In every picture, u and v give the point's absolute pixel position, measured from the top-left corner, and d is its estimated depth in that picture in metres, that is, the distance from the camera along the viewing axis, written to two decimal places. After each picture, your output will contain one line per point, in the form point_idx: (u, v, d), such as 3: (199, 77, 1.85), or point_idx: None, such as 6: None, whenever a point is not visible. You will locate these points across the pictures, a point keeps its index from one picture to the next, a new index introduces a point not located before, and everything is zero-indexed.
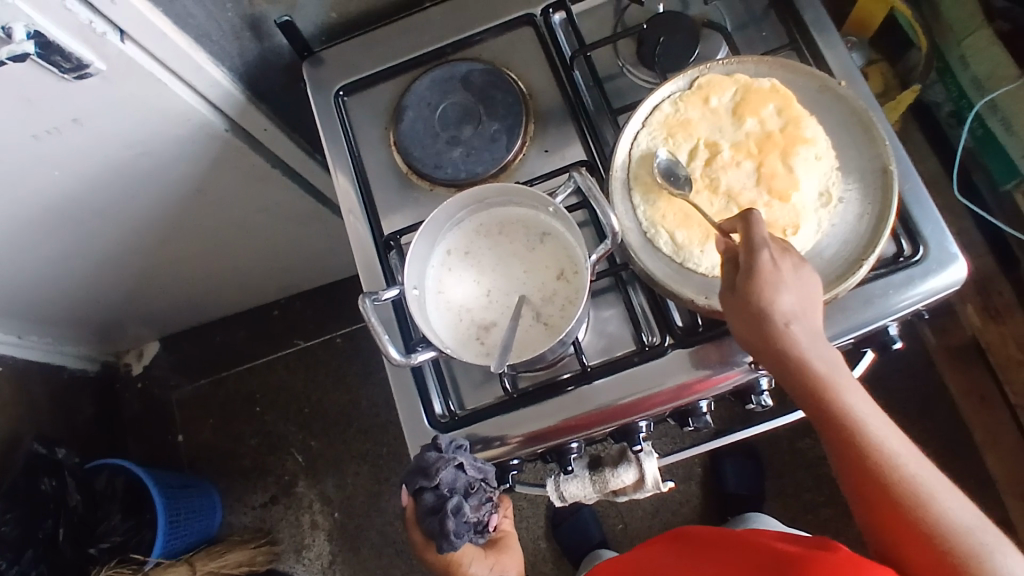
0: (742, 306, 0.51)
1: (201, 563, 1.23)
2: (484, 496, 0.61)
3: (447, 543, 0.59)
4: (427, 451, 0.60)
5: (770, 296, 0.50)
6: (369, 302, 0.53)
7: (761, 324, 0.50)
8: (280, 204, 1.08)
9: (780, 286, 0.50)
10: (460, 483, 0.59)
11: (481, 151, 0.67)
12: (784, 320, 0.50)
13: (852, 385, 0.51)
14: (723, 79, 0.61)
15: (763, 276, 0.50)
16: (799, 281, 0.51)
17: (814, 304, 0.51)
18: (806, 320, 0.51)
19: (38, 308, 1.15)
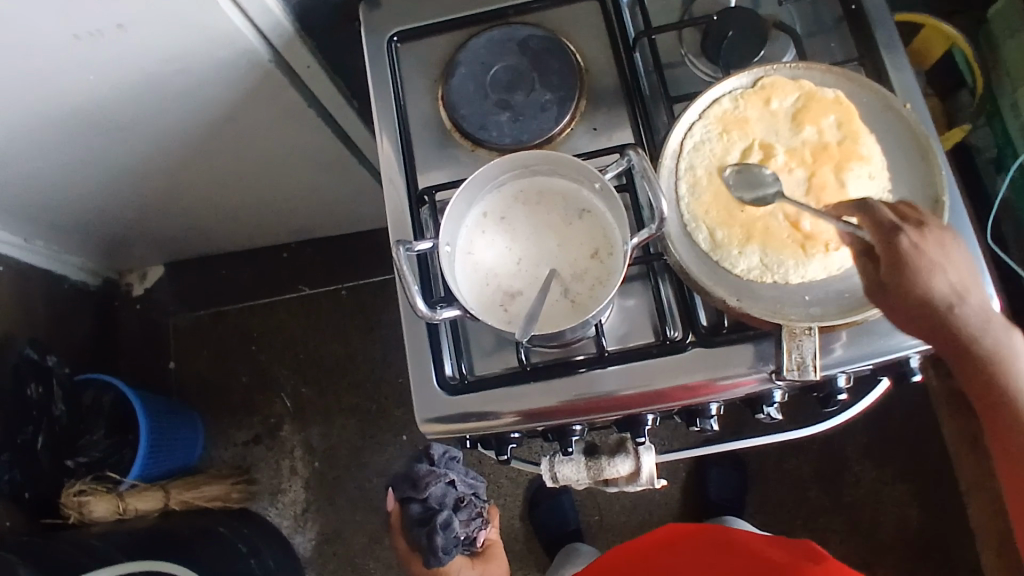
0: (895, 300, 0.48)
1: (175, 492, 1.22)
2: (468, 511, 1.01)
3: (436, 555, 0.97)
4: (422, 464, 0.98)
5: (925, 285, 0.47)
6: (402, 251, 0.52)
7: (922, 315, 0.47)
8: (309, 146, 1.07)
9: (933, 271, 0.47)
10: (446, 488, 0.98)
11: (529, 119, 0.66)
12: (948, 305, 0.47)
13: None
14: (787, 82, 0.59)
15: (916, 265, 0.47)
16: (953, 262, 0.48)
17: (971, 280, 0.48)
18: (975, 300, 0.48)
19: (49, 213, 1.14)
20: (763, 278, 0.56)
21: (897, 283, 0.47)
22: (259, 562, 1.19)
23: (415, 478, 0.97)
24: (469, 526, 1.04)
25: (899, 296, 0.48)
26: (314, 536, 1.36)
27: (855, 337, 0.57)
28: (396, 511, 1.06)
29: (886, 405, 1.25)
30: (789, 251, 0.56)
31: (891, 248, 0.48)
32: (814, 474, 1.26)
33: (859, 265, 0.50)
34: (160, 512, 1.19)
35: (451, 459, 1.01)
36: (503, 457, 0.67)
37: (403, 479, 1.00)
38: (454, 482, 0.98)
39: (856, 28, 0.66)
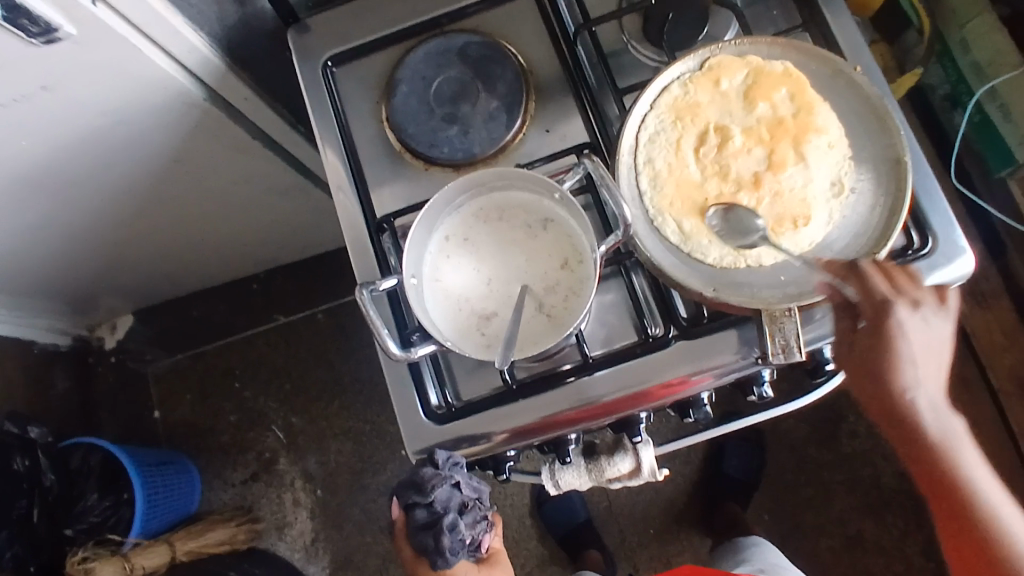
0: (869, 360, 0.54)
1: (180, 542, 1.20)
2: (480, 515, 0.61)
3: (441, 560, 0.59)
4: (422, 467, 0.59)
5: (898, 354, 0.53)
6: (365, 293, 0.50)
7: (883, 380, 0.54)
8: (263, 176, 1.04)
9: (904, 351, 0.53)
10: (454, 490, 0.59)
11: (479, 129, 0.64)
12: (906, 387, 0.54)
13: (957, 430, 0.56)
14: (734, 60, 0.58)
15: (894, 341, 0.52)
16: (926, 342, 0.54)
17: (930, 353, 0.54)
18: (927, 384, 0.55)
19: (5, 281, 1.10)
20: (737, 264, 0.55)
21: (879, 344, 0.53)
22: None
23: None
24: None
25: (879, 361, 0.53)
26: (327, 564, 1.35)
27: None
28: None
29: None
30: (758, 234, 0.55)
31: (879, 316, 0.52)
32: (810, 431, 1.27)
33: (836, 323, 0.55)
34: (168, 565, 1.17)
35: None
36: (502, 476, 0.66)
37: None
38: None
39: None
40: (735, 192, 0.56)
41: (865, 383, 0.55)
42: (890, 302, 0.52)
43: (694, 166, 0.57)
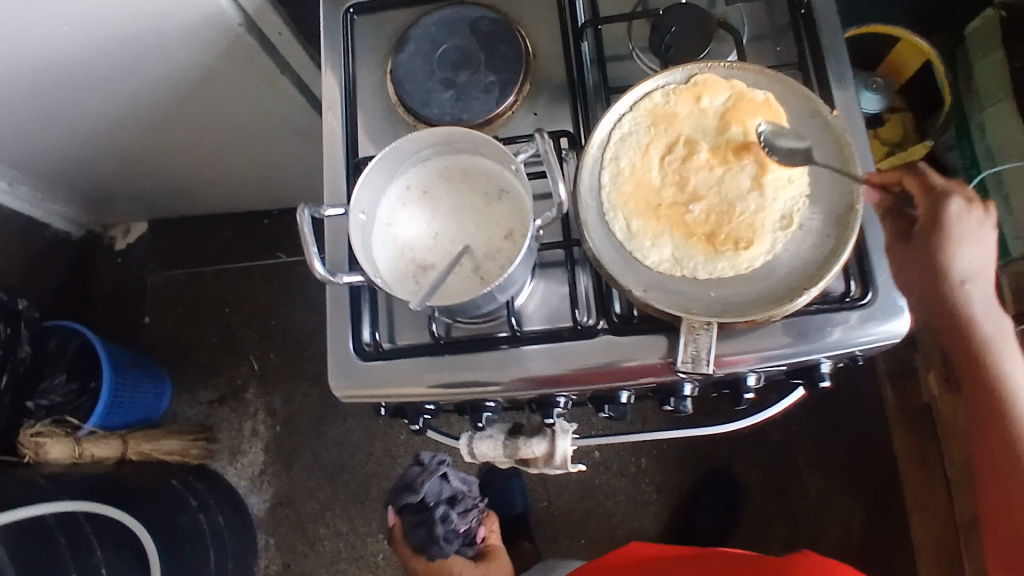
0: (922, 252, 0.59)
1: (133, 442, 1.24)
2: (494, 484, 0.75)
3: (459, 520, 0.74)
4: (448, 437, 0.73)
5: (950, 245, 0.59)
6: (306, 212, 0.52)
7: (941, 273, 0.59)
8: (286, 113, 1.08)
9: (958, 242, 0.59)
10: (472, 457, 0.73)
11: (471, 99, 0.66)
12: (960, 278, 0.59)
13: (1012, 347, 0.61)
14: (720, 80, 0.59)
15: (951, 229, 0.59)
16: (980, 240, 0.59)
17: (985, 259, 0.60)
18: (982, 277, 0.60)
19: (31, 162, 1.16)
20: (673, 272, 0.57)
21: (936, 227, 0.59)
22: (208, 518, 1.22)
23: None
24: (469, 517, 1.20)
25: (933, 248, 0.59)
26: (268, 498, 1.39)
27: (755, 338, 0.59)
28: (396, 525, 1.20)
29: (838, 418, 1.28)
30: (699, 248, 0.57)
31: (932, 209, 0.59)
32: (761, 480, 1.29)
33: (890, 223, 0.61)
34: (117, 460, 1.21)
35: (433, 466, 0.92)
36: (416, 427, 0.68)
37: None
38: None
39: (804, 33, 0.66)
40: (688, 203, 0.57)
41: (908, 279, 0.59)
42: (945, 195, 0.59)
43: (657, 172, 0.59)
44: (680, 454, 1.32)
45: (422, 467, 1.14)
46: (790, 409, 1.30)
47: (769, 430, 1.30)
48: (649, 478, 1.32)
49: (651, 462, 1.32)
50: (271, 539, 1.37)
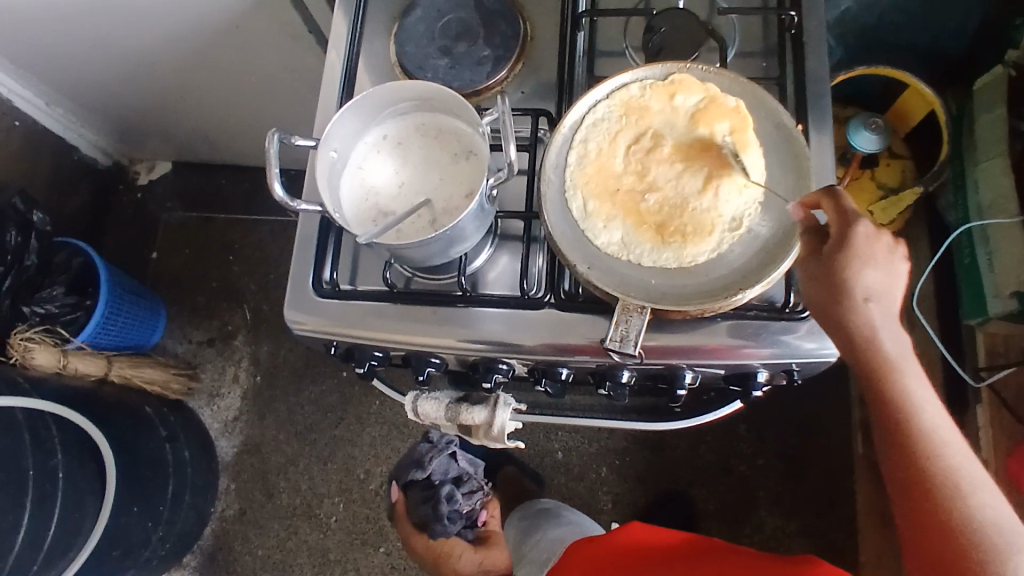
0: (828, 275, 0.53)
1: (117, 364, 1.29)
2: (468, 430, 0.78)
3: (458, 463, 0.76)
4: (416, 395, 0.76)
5: (857, 268, 0.52)
6: (275, 137, 0.55)
7: (840, 294, 0.53)
8: (310, 73, 1.12)
9: (866, 263, 0.52)
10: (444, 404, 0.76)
11: (464, 68, 0.70)
12: (864, 295, 0.52)
13: (924, 383, 0.52)
14: (696, 82, 0.62)
15: (857, 251, 0.52)
16: (888, 266, 0.53)
17: (895, 284, 0.53)
18: (886, 300, 0.53)
19: (66, 86, 1.22)
20: (619, 256, 0.59)
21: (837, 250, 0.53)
22: (174, 450, 1.25)
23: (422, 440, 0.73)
24: (473, 499, 1.26)
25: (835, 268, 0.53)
26: (237, 444, 1.42)
27: (695, 335, 0.61)
28: (399, 501, 1.25)
29: (803, 458, 1.28)
30: (647, 237, 0.58)
31: (842, 231, 0.53)
32: (719, 507, 1.29)
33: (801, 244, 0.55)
34: (98, 378, 1.25)
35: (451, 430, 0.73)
36: (361, 371, 0.70)
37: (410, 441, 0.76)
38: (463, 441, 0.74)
39: (791, 54, 0.68)
40: (644, 192, 0.59)
41: (815, 291, 0.54)
42: (855, 215, 0.52)
43: (620, 159, 0.61)
44: (641, 468, 1.32)
45: (431, 444, 1.23)
46: (757, 442, 1.30)
47: (733, 459, 1.30)
48: (607, 486, 1.33)
49: (611, 471, 1.33)
50: (232, 484, 1.41)
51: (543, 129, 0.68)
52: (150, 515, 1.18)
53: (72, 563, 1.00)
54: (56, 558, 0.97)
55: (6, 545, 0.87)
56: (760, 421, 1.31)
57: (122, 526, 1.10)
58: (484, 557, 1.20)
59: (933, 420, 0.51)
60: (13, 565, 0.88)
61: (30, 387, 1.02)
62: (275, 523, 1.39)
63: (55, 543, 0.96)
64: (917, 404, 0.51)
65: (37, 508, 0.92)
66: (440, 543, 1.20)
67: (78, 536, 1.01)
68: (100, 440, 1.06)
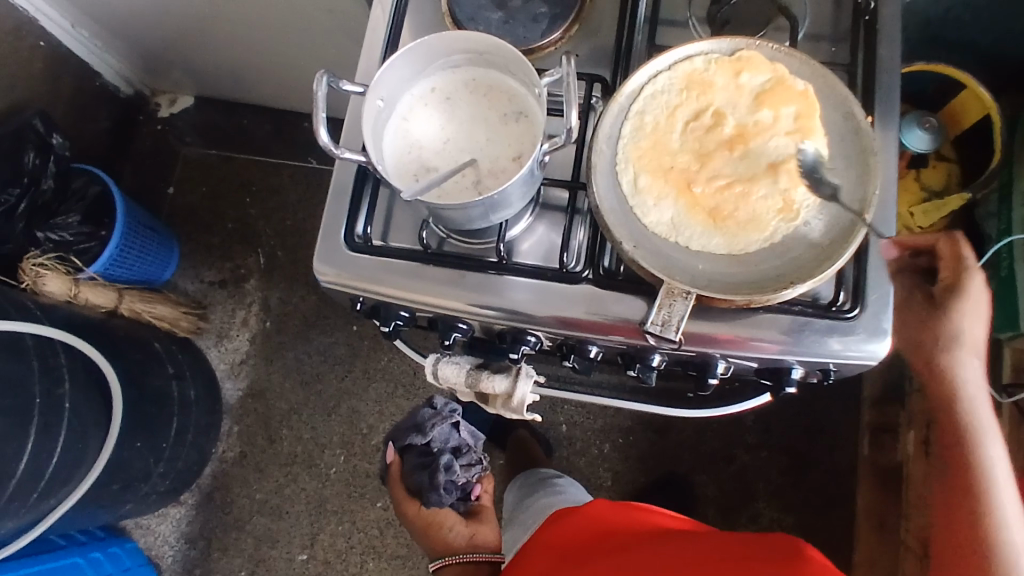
0: (926, 312, 0.68)
1: (128, 298, 1.27)
2: (469, 459, 1.15)
3: (435, 494, 1.11)
4: (426, 408, 1.15)
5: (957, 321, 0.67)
6: (324, 80, 0.53)
7: (933, 342, 0.68)
8: (346, 16, 1.08)
9: (968, 317, 0.66)
10: (449, 432, 1.14)
11: (517, 25, 0.66)
12: (956, 344, 0.67)
13: (999, 450, 0.67)
14: (765, 61, 0.59)
15: (961, 304, 0.66)
16: (980, 315, 0.67)
17: (979, 340, 0.68)
18: (971, 347, 0.68)
19: (93, 6, 1.17)
20: (667, 236, 0.57)
21: (941, 338, 0.67)
22: (179, 388, 1.25)
23: (421, 422, 1.14)
24: (471, 473, 1.16)
25: (935, 353, 0.68)
26: (242, 387, 1.42)
27: (735, 326, 0.59)
28: (395, 463, 1.17)
29: (808, 454, 1.27)
30: (699, 219, 0.56)
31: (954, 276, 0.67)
32: (718, 494, 1.29)
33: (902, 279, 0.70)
34: (108, 310, 1.24)
35: (450, 409, 1.14)
36: (385, 329, 0.69)
37: (405, 428, 1.17)
38: (456, 425, 1.14)
39: (863, 40, 0.65)
40: (699, 173, 0.57)
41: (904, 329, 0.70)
42: (969, 268, 0.66)
43: (678, 136, 0.58)
44: (644, 450, 1.32)
45: (434, 409, 1.14)
46: (763, 434, 1.29)
47: (737, 450, 1.30)
48: (607, 463, 1.32)
49: (614, 449, 1.33)
50: (235, 427, 1.41)
51: (596, 96, 0.66)
52: (152, 451, 1.18)
53: (74, 491, 1.00)
54: (59, 484, 0.97)
55: (10, 469, 0.86)
56: (769, 413, 1.30)
57: (124, 459, 1.10)
58: (475, 531, 1.13)
59: (1002, 479, 0.66)
60: (15, 489, 0.88)
61: (41, 313, 1.00)
62: (274, 468, 1.39)
63: (58, 471, 0.96)
64: (992, 464, 0.66)
65: (42, 434, 0.91)
66: (431, 512, 1.12)
67: (81, 465, 1.01)
68: (108, 372, 1.05)
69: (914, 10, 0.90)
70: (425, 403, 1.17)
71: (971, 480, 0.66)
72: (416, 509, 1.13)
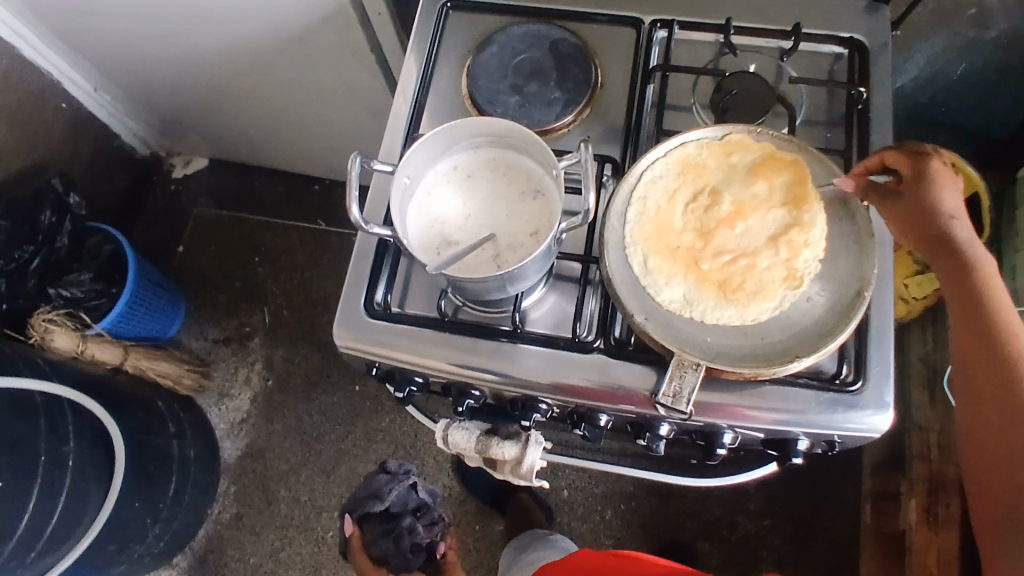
0: (911, 202, 0.59)
1: (133, 355, 1.29)
2: (428, 518, 1.21)
3: (403, 557, 1.15)
4: (379, 476, 1.22)
5: (939, 189, 0.58)
6: (357, 160, 0.56)
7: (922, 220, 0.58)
8: (362, 90, 1.13)
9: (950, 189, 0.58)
10: (406, 493, 1.21)
11: (533, 108, 0.71)
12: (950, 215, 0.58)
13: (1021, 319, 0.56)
14: (751, 141, 0.63)
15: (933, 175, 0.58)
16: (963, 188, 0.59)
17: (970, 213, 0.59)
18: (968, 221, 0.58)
19: (118, 74, 1.23)
20: (681, 312, 0.59)
21: (925, 212, 0.58)
22: (180, 447, 1.24)
23: (377, 489, 1.19)
24: (433, 532, 1.21)
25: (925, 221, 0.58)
26: (241, 447, 1.41)
27: (742, 397, 0.61)
28: (354, 534, 1.17)
29: (811, 523, 1.27)
30: (710, 294, 0.59)
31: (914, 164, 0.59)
32: (721, 563, 1.27)
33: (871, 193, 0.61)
34: (113, 367, 1.26)
35: (405, 470, 1.22)
36: (399, 394, 0.71)
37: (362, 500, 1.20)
38: (411, 487, 1.22)
39: (857, 127, 0.69)
40: (705, 250, 0.60)
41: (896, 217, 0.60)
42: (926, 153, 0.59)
43: (680, 217, 0.62)
44: (645, 516, 1.31)
45: (390, 473, 1.21)
46: (765, 502, 1.29)
47: (739, 518, 1.29)
48: (609, 530, 1.31)
49: (616, 515, 1.32)
50: (232, 487, 1.39)
51: (607, 175, 0.69)
52: (149, 511, 1.17)
53: (71, 551, 0.98)
54: (56, 545, 0.96)
55: (11, 527, 0.86)
56: (771, 480, 1.30)
57: (122, 519, 1.09)
58: None
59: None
60: (14, 548, 0.87)
61: (49, 370, 1.01)
62: (270, 531, 1.37)
63: (57, 530, 0.95)
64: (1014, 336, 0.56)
65: (44, 493, 0.91)
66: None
67: (79, 524, 1.00)
68: (112, 429, 1.05)
69: (901, 95, 0.96)
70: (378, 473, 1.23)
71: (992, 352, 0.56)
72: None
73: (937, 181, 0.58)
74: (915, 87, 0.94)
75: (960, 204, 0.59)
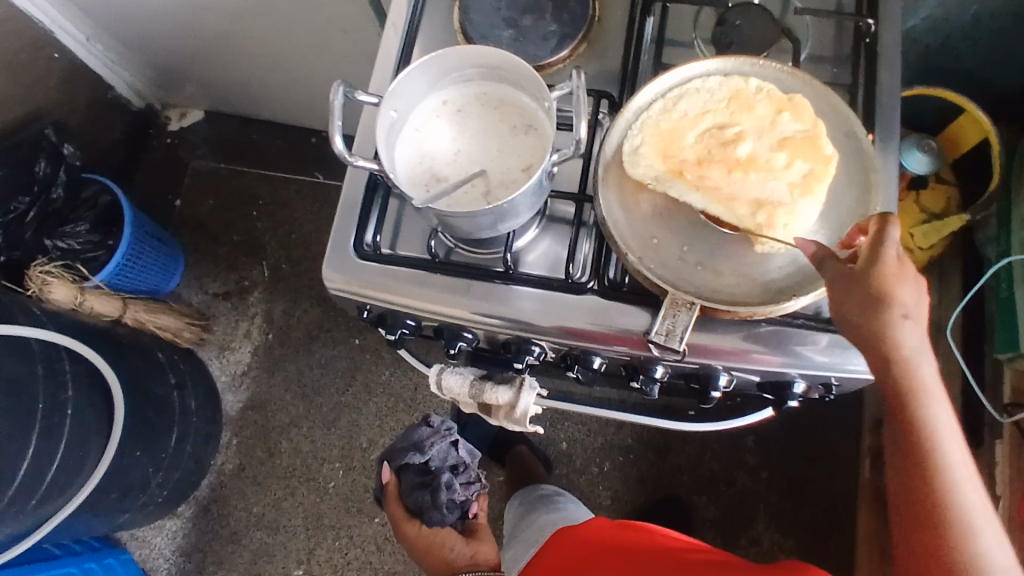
0: (856, 290, 0.48)
1: (132, 307, 1.28)
2: (468, 477, 1.11)
3: (437, 512, 1.09)
4: (423, 428, 1.11)
5: (892, 288, 0.48)
6: (341, 89, 0.54)
7: (871, 315, 0.48)
8: (356, 35, 1.10)
9: (904, 284, 0.48)
10: (448, 450, 1.09)
11: (528, 43, 0.68)
12: (900, 312, 0.48)
13: (947, 410, 0.49)
14: (812, 117, 0.57)
15: (891, 268, 0.48)
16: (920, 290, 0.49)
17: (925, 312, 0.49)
18: (916, 316, 0.48)
19: (108, 20, 1.20)
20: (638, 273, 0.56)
21: (868, 303, 0.48)
22: (181, 398, 1.25)
23: (418, 441, 1.09)
24: (470, 491, 1.13)
25: (868, 317, 0.48)
26: (242, 399, 1.42)
27: (737, 337, 0.60)
28: (391, 483, 1.12)
29: (808, 475, 1.27)
30: None
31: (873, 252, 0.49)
32: (718, 516, 1.28)
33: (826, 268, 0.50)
34: (111, 318, 1.24)
35: (449, 428, 1.10)
36: (391, 337, 0.70)
37: (402, 450, 1.11)
38: (454, 443, 1.10)
39: (865, 62, 0.67)
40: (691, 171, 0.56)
41: (841, 302, 0.49)
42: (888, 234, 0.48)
43: (694, 135, 0.58)
44: (643, 469, 1.32)
45: (431, 428, 1.10)
46: (763, 455, 1.29)
47: (736, 471, 1.29)
48: (607, 482, 1.32)
49: (614, 468, 1.32)
50: (234, 439, 1.41)
51: (604, 112, 0.67)
52: (151, 460, 1.18)
53: (73, 498, 0.99)
54: (58, 492, 0.97)
55: (11, 472, 0.87)
56: (769, 433, 1.30)
57: (123, 467, 1.10)
58: (476, 550, 1.12)
59: (955, 452, 0.48)
60: (13, 496, 0.88)
61: (47, 319, 1.01)
62: (273, 482, 1.38)
63: (59, 476, 0.96)
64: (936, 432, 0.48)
65: (44, 439, 0.91)
66: (432, 531, 1.11)
67: (80, 472, 1.00)
68: (112, 380, 1.05)
69: (914, 35, 0.92)
70: (421, 422, 1.13)
71: (916, 461, 0.49)
72: (416, 530, 1.11)
73: (888, 276, 0.48)
74: (929, 27, 0.90)
75: (914, 305, 0.48)
